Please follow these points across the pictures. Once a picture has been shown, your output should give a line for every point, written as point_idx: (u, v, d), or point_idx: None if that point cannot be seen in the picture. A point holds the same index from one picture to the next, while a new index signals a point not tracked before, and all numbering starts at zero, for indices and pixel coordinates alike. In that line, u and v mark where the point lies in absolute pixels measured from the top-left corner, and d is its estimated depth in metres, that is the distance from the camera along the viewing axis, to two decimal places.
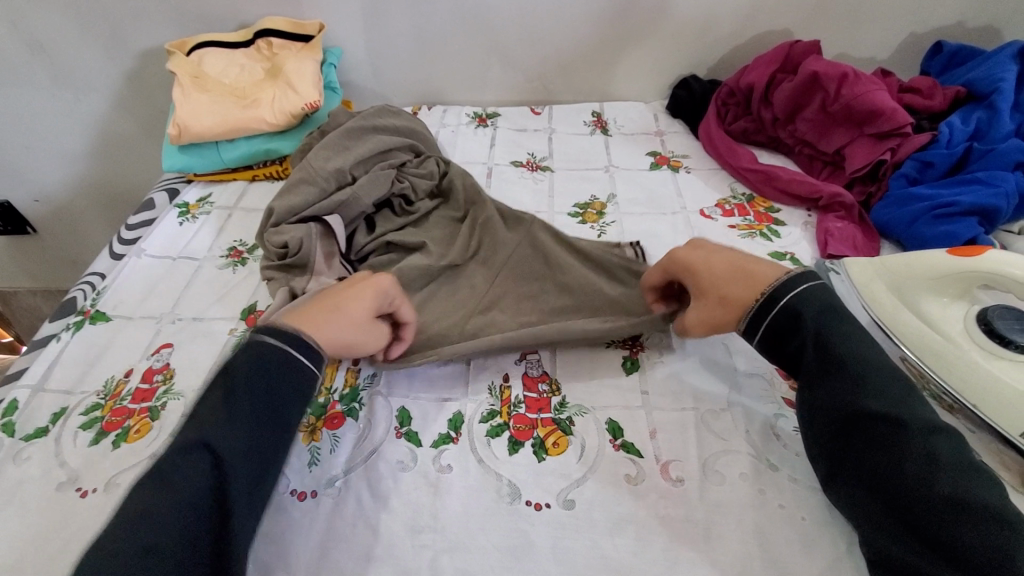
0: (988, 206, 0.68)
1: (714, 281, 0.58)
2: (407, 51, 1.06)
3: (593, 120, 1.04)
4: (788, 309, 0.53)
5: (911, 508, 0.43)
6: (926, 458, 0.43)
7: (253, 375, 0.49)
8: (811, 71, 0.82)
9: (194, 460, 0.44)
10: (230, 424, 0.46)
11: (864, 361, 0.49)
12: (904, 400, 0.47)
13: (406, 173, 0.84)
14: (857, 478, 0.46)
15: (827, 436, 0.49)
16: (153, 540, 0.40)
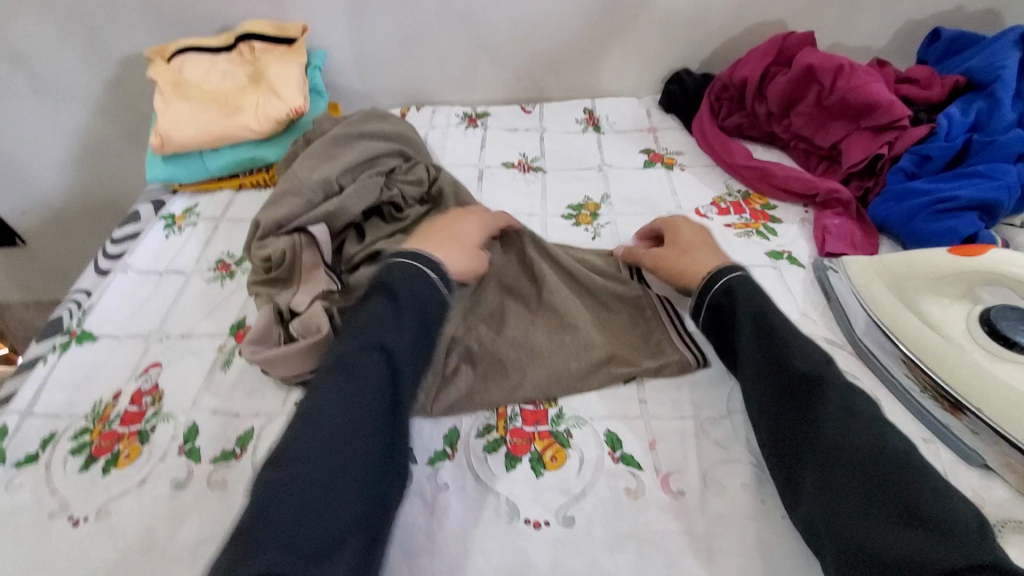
0: (989, 201, 0.66)
1: (686, 244, 0.68)
2: (393, 52, 1.03)
3: (585, 118, 1.02)
4: (726, 287, 0.60)
5: (834, 457, 0.47)
6: (843, 412, 0.48)
7: (409, 289, 0.57)
8: (805, 64, 0.80)
9: (372, 357, 0.52)
10: (393, 331, 0.54)
11: (787, 331, 0.55)
12: (826, 367, 0.52)
13: (395, 180, 0.83)
14: (792, 438, 0.50)
15: (759, 399, 0.53)
16: (358, 417, 0.48)
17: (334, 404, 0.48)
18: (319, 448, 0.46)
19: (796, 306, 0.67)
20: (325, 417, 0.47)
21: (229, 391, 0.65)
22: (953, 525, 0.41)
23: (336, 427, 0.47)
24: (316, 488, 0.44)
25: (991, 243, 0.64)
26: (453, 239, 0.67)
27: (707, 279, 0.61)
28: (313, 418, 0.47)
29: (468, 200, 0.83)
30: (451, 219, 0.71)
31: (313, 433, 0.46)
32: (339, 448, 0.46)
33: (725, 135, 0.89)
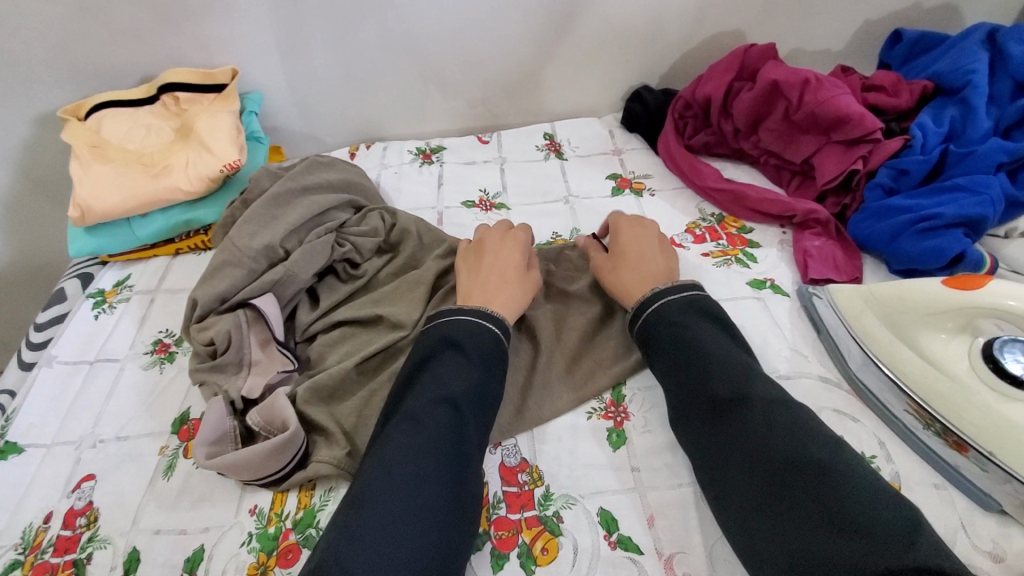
0: (973, 216, 0.63)
1: (621, 253, 0.67)
2: (335, 89, 0.96)
3: (545, 144, 0.96)
4: (648, 321, 0.60)
5: (760, 472, 0.46)
6: (765, 428, 0.48)
7: (476, 343, 0.57)
8: (770, 79, 0.77)
9: (442, 412, 0.51)
10: (462, 382, 0.54)
11: (707, 348, 0.54)
12: (745, 378, 0.51)
13: (346, 234, 0.76)
14: (722, 455, 0.49)
15: (684, 422, 0.53)
16: (425, 470, 0.47)
17: (407, 452, 0.48)
18: (391, 499, 0.45)
19: (784, 344, 0.62)
20: (397, 466, 0.47)
21: (177, 501, 0.58)
22: (881, 525, 0.40)
23: (410, 476, 0.47)
24: (391, 536, 0.43)
25: (980, 263, 0.62)
26: (500, 273, 0.66)
27: (642, 302, 0.61)
28: (387, 466, 0.47)
29: (442, 236, 0.78)
30: (485, 247, 0.70)
31: (388, 481, 0.46)
32: (413, 495, 0.46)
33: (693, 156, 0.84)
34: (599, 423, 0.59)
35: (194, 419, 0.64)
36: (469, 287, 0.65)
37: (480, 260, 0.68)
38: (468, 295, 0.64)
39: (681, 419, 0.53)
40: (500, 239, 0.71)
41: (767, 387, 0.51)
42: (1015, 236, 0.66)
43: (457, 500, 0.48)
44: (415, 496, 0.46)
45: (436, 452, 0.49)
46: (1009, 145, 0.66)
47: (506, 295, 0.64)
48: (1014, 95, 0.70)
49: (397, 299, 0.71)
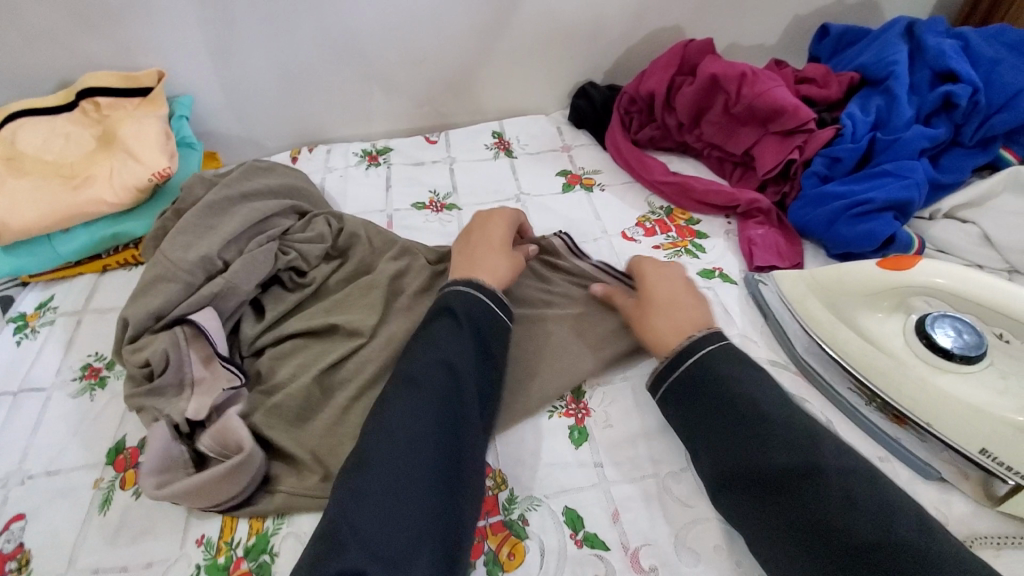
0: (900, 201, 0.67)
1: (651, 298, 0.61)
2: (273, 92, 0.93)
3: (494, 142, 0.96)
4: (683, 372, 0.54)
5: (838, 552, 0.42)
6: (843, 506, 0.43)
7: (467, 314, 0.55)
8: (709, 74, 0.79)
9: (435, 374, 0.51)
10: (458, 350, 0.53)
11: (764, 406, 0.49)
12: (809, 445, 0.47)
13: (290, 241, 0.73)
14: (788, 533, 0.44)
15: (736, 490, 0.47)
16: (422, 435, 0.47)
17: (407, 420, 0.48)
18: (398, 470, 0.45)
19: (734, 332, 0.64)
20: (397, 435, 0.47)
21: (116, 537, 0.54)
22: None
23: (411, 445, 0.46)
24: (392, 505, 0.43)
25: (909, 246, 0.66)
26: (486, 244, 0.66)
27: (681, 353, 0.54)
28: (387, 434, 0.47)
29: (393, 238, 0.76)
30: (473, 226, 0.69)
31: (388, 449, 0.46)
32: (412, 462, 0.46)
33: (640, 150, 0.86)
34: (561, 421, 0.59)
35: (131, 448, 0.60)
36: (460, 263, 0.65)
37: (467, 240, 0.68)
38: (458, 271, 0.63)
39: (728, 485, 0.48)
40: (483, 220, 0.70)
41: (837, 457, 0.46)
42: (938, 216, 0.70)
43: (458, 469, 0.47)
44: (416, 465, 0.45)
45: (434, 420, 0.48)
46: (929, 132, 0.69)
47: (492, 264, 0.63)
48: (932, 84, 0.73)
49: (350, 306, 0.69)
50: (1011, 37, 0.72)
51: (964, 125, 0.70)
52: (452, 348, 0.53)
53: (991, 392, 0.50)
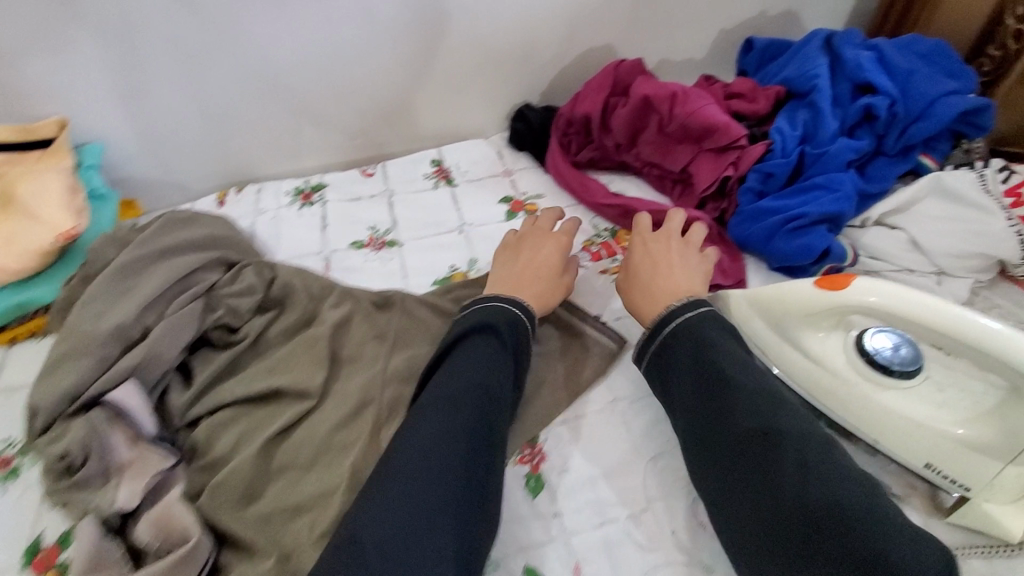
0: (832, 213, 0.69)
1: (636, 271, 0.65)
2: (194, 133, 0.87)
3: (434, 171, 0.93)
4: (666, 342, 0.56)
5: (790, 513, 0.44)
6: (800, 470, 0.45)
7: (506, 327, 0.58)
8: (642, 95, 0.79)
9: (472, 385, 0.53)
10: (492, 368, 0.55)
11: (735, 378, 0.51)
12: (772, 411, 0.49)
13: (217, 297, 0.68)
14: (747, 496, 0.46)
15: (705, 457, 0.50)
16: (445, 444, 0.49)
17: (438, 433, 0.50)
18: (416, 479, 0.47)
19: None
20: (427, 448, 0.49)
21: None
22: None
23: (441, 459, 0.49)
24: (418, 520, 0.45)
25: (843, 258, 0.67)
26: (535, 269, 0.67)
27: (660, 321, 0.57)
28: (418, 449, 0.49)
29: (331, 282, 0.72)
30: (531, 236, 0.71)
31: (417, 464, 0.48)
32: (442, 475, 0.48)
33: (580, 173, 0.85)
34: (517, 470, 0.57)
35: (50, 546, 0.54)
36: (502, 275, 0.67)
37: (518, 254, 0.69)
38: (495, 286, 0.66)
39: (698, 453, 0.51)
40: (544, 236, 0.70)
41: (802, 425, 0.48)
42: (869, 224, 0.71)
43: (479, 475, 0.49)
44: (444, 479, 0.48)
45: (467, 435, 0.50)
46: (854, 144, 0.71)
47: (529, 292, 0.65)
48: (853, 97, 0.75)
49: (291, 363, 0.65)
50: (921, 47, 0.74)
51: (886, 135, 0.72)
52: (483, 357, 0.56)
53: (931, 406, 0.51)
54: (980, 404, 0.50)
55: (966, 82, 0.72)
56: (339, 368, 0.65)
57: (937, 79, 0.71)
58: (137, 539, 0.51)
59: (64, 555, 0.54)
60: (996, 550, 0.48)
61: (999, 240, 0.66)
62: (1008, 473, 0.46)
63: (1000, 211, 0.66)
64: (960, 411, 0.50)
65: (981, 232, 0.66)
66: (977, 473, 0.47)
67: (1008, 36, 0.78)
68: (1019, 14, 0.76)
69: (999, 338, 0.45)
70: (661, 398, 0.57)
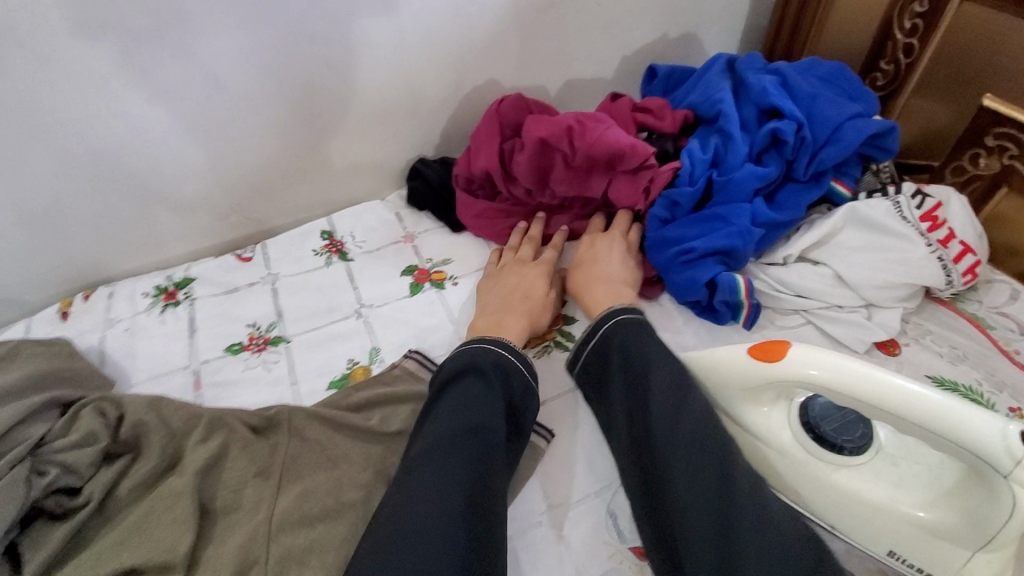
0: (723, 247, 0.65)
1: (578, 262, 0.70)
2: (18, 236, 0.72)
3: (325, 245, 0.82)
4: (606, 338, 0.57)
5: (688, 507, 0.44)
6: (707, 488, 0.43)
7: (496, 372, 0.55)
8: (536, 137, 0.71)
9: (469, 435, 0.49)
10: (487, 408, 0.51)
11: (649, 393, 0.50)
12: (683, 409, 0.48)
13: (47, 455, 0.54)
14: (661, 493, 0.46)
15: (631, 452, 0.50)
16: (437, 496, 0.45)
17: (433, 487, 0.45)
18: (411, 534, 0.43)
19: (613, 466, 0.57)
20: (423, 505, 0.44)
21: None
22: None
23: (441, 513, 0.44)
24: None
25: (729, 290, 0.64)
26: (522, 289, 0.68)
27: (591, 326, 0.58)
28: (410, 510, 0.44)
29: (199, 409, 0.60)
30: (516, 261, 0.73)
31: (414, 524, 0.43)
32: (444, 526, 0.43)
33: (504, 215, 0.79)
34: None
35: None
36: (490, 300, 0.68)
37: (502, 277, 0.71)
38: (485, 311, 0.66)
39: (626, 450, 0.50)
40: (528, 259, 0.73)
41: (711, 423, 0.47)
42: (791, 260, 0.67)
43: (474, 524, 0.44)
44: (449, 533, 0.43)
45: (467, 485, 0.46)
46: (761, 171, 0.66)
47: (517, 312, 0.65)
48: (759, 121, 0.71)
49: (150, 527, 0.52)
50: (821, 70, 0.72)
51: (796, 161, 0.68)
52: (469, 405, 0.51)
53: (888, 485, 0.45)
54: (936, 482, 0.44)
55: (868, 104, 0.70)
56: (213, 523, 0.53)
57: (840, 101, 0.69)
58: None
59: None
60: None
61: (922, 267, 0.63)
62: (978, 561, 0.40)
63: (919, 238, 0.64)
64: (919, 490, 0.44)
65: (902, 260, 0.63)
66: (944, 562, 0.42)
67: (897, 50, 0.79)
68: (906, 28, 0.76)
69: (952, 415, 0.39)
70: (595, 397, 0.56)
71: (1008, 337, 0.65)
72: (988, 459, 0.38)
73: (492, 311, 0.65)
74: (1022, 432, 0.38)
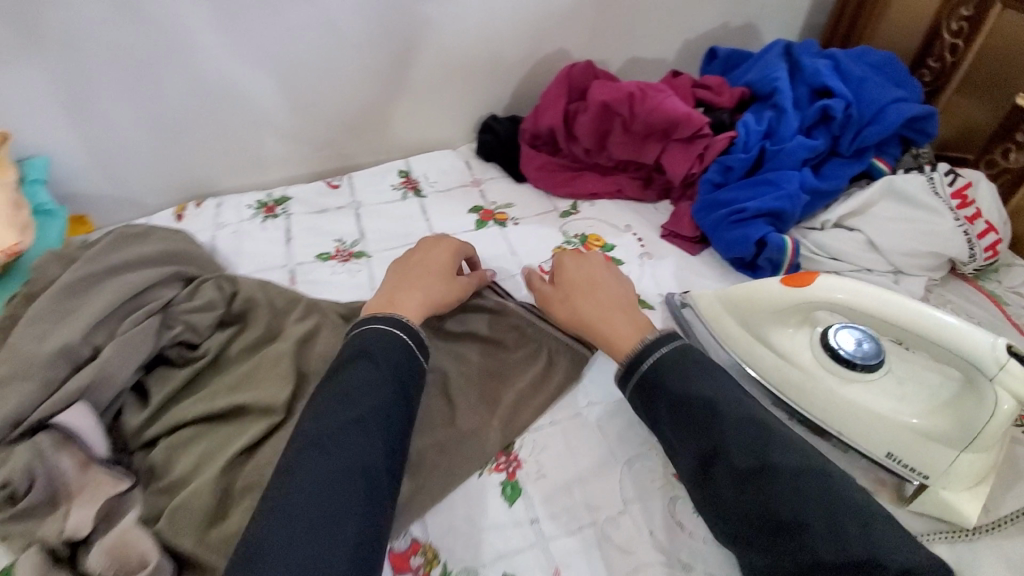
0: (773, 209, 0.72)
1: (573, 291, 0.63)
2: (147, 144, 0.84)
3: (402, 182, 0.92)
4: (656, 365, 0.53)
5: (802, 541, 0.43)
6: (827, 521, 0.43)
7: (382, 359, 0.52)
8: (600, 100, 0.80)
9: (349, 428, 0.47)
10: (372, 396, 0.50)
11: (722, 422, 0.48)
12: (764, 441, 0.47)
13: (174, 313, 0.65)
14: (761, 526, 0.44)
15: (711, 484, 0.47)
16: (319, 488, 0.44)
17: (316, 482, 0.44)
18: (297, 526, 0.42)
19: None
20: (306, 498, 0.43)
21: None
22: None
23: (318, 508, 0.43)
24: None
25: (777, 247, 0.70)
26: (427, 270, 0.64)
27: (633, 358, 0.55)
28: (287, 504, 0.43)
29: (296, 296, 0.70)
30: (422, 245, 0.68)
31: (294, 519, 0.42)
32: (327, 521, 0.42)
33: (564, 170, 0.87)
34: (492, 478, 0.57)
35: None
36: (388, 279, 0.63)
37: (408, 258, 0.66)
38: (385, 287, 0.62)
39: (702, 482, 0.48)
40: (437, 241, 0.69)
41: (791, 453, 0.47)
42: (830, 226, 0.73)
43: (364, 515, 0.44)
44: (340, 530, 0.42)
45: (345, 477, 0.45)
46: (810, 143, 0.73)
47: (415, 288, 0.61)
48: (811, 100, 0.77)
49: (257, 379, 0.62)
50: (872, 58, 0.78)
51: (841, 136, 0.75)
52: (357, 396, 0.49)
53: (893, 398, 0.53)
54: (936, 396, 0.52)
55: (913, 92, 0.77)
56: (307, 385, 0.63)
57: (885, 86, 0.75)
58: (87, 567, 0.48)
59: None
60: (957, 534, 0.50)
61: (949, 239, 0.69)
62: (963, 459, 0.48)
63: (949, 212, 0.70)
64: (919, 403, 0.52)
65: (933, 231, 0.69)
66: (935, 462, 0.49)
67: (944, 50, 0.83)
68: (952, 30, 0.81)
69: (952, 331, 0.47)
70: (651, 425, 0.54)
71: (1021, 313, 0.70)
72: (979, 366, 0.46)
73: (390, 287, 0.61)
74: (1008, 345, 0.45)
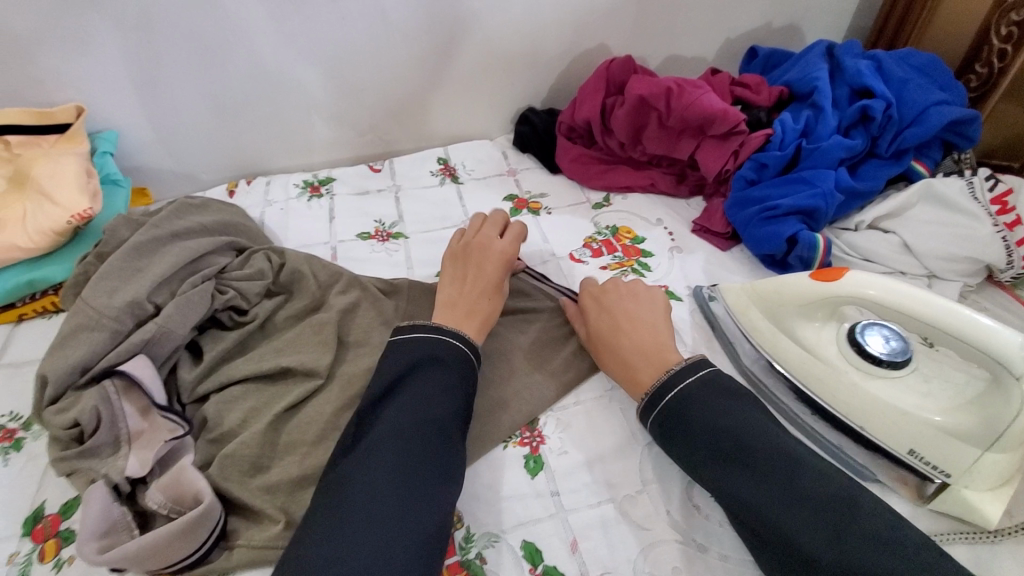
0: (807, 207, 0.72)
1: (596, 334, 0.64)
2: (206, 122, 0.89)
3: (440, 168, 0.95)
4: (682, 398, 0.55)
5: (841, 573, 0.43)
6: (865, 548, 0.43)
7: (426, 353, 0.56)
8: (638, 94, 0.81)
9: (396, 414, 0.52)
10: (417, 383, 0.54)
11: (750, 456, 0.49)
12: (793, 472, 0.48)
13: (226, 280, 0.69)
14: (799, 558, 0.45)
15: (744, 517, 0.48)
16: (371, 466, 0.48)
17: (368, 474, 0.48)
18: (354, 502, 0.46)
19: None
20: (359, 481, 0.47)
21: None
22: None
23: (369, 490, 0.47)
24: (359, 547, 0.43)
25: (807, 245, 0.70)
26: (472, 274, 0.68)
27: (651, 398, 0.56)
28: (348, 484, 0.48)
29: (338, 271, 0.74)
30: (471, 245, 0.71)
31: (349, 501, 0.46)
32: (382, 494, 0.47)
33: (598, 162, 0.89)
34: (517, 450, 0.59)
35: (52, 515, 0.56)
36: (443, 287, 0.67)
37: (457, 264, 0.70)
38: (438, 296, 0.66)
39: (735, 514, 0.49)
40: (485, 243, 0.71)
41: (820, 481, 0.47)
42: (864, 228, 0.74)
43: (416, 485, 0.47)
44: (389, 519, 0.45)
45: (396, 457, 0.49)
46: (847, 143, 0.73)
47: (461, 294, 0.65)
48: (851, 100, 0.77)
49: (300, 345, 0.66)
50: (916, 60, 0.78)
51: (880, 137, 0.75)
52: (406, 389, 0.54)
53: (918, 396, 0.54)
54: (961, 394, 0.53)
55: (957, 96, 0.76)
56: (345, 354, 0.67)
57: (929, 89, 0.75)
58: (146, 503, 0.53)
59: (66, 523, 0.56)
60: (977, 536, 0.50)
61: (986, 245, 0.68)
62: (987, 458, 0.49)
63: (987, 218, 0.69)
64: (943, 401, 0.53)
65: (968, 236, 0.69)
66: (957, 459, 0.50)
67: (993, 55, 0.82)
68: (1002, 35, 0.80)
69: (982, 330, 0.47)
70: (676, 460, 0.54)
71: None
72: (1005, 365, 0.47)
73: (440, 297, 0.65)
74: None
